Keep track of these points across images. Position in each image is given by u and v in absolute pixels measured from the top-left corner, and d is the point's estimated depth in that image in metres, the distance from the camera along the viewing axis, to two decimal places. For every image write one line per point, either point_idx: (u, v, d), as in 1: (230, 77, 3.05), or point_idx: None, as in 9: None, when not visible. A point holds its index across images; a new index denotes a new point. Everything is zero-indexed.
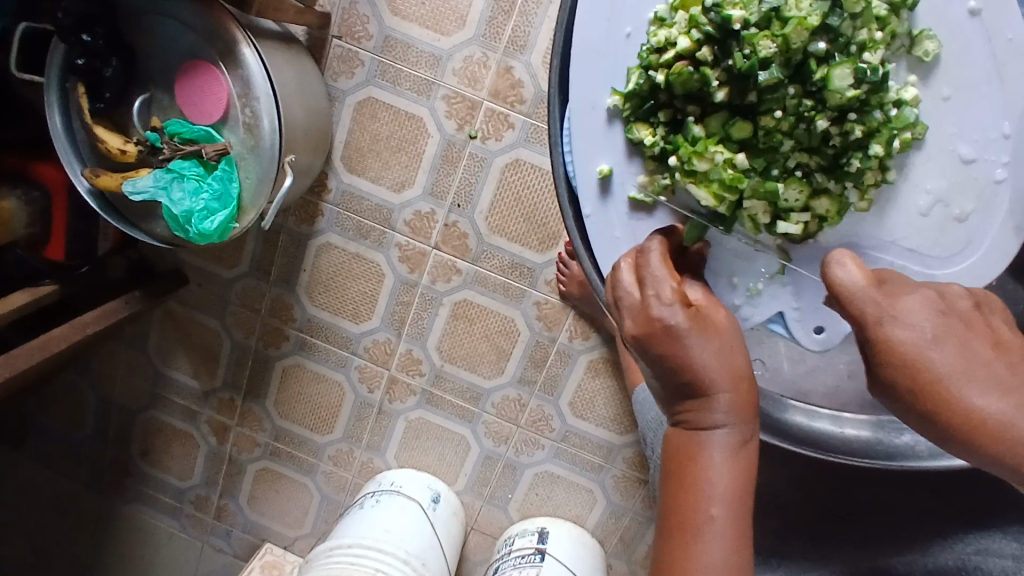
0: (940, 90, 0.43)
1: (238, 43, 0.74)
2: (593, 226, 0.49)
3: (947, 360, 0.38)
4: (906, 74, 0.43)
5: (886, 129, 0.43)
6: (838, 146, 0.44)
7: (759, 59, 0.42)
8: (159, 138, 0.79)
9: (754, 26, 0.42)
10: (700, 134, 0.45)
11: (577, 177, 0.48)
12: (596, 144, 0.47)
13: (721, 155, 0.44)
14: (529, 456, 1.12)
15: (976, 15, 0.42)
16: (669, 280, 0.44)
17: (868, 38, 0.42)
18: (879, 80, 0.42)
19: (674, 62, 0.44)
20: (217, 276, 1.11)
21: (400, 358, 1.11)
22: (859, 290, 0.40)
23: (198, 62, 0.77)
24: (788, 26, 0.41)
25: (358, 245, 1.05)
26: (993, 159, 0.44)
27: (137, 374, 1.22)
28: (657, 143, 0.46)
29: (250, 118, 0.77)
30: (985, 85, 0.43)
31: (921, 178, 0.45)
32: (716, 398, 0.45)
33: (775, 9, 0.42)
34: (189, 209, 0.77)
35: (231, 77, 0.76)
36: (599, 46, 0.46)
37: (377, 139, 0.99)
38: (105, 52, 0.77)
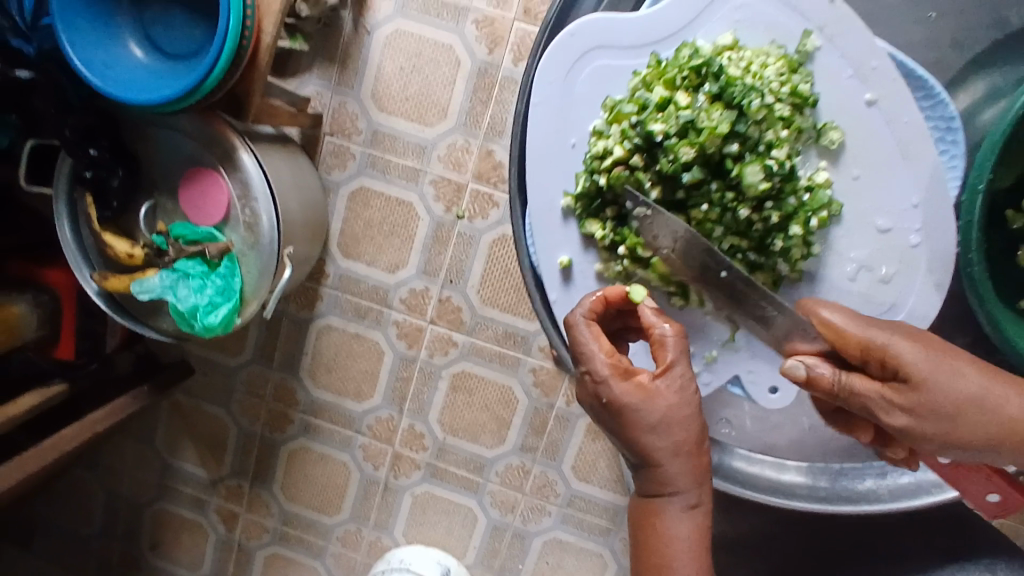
0: (850, 171, 0.54)
1: (237, 150, 0.81)
2: (560, 309, 0.58)
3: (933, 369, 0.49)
4: (817, 160, 0.54)
5: (803, 211, 0.53)
6: (761, 228, 0.54)
7: (681, 163, 0.52)
8: (164, 241, 0.84)
9: (672, 137, 0.52)
10: (644, 226, 0.55)
11: (543, 266, 0.57)
12: (558, 239, 0.57)
13: (663, 243, 0.54)
14: (537, 524, 1.12)
15: (875, 103, 0.52)
16: (599, 354, 0.52)
17: (774, 137, 0.52)
18: (786, 174, 0.52)
19: (613, 168, 0.53)
20: (221, 364, 1.15)
21: (402, 433, 1.13)
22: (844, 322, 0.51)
23: (200, 169, 0.83)
24: (701, 135, 0.51)
25: (358, 325, 1.09)
26: (907, 227, 0.54)
27: (146, 465, 1.24)
28: (607, 236, 0.55)
29: (250, 216, 0.82)
30: (891, 167, 0.53)
31: (847, 249, 0.55)
32: (664, 461, 0.53)
33: (690, 122, 0.51)
34: (195, 305, 0.82)
35: (231, 181, 0.82)
36: (552, 155, 0.56)
37: (371, 225, 1.04)
38: (112, 163, 0.84)
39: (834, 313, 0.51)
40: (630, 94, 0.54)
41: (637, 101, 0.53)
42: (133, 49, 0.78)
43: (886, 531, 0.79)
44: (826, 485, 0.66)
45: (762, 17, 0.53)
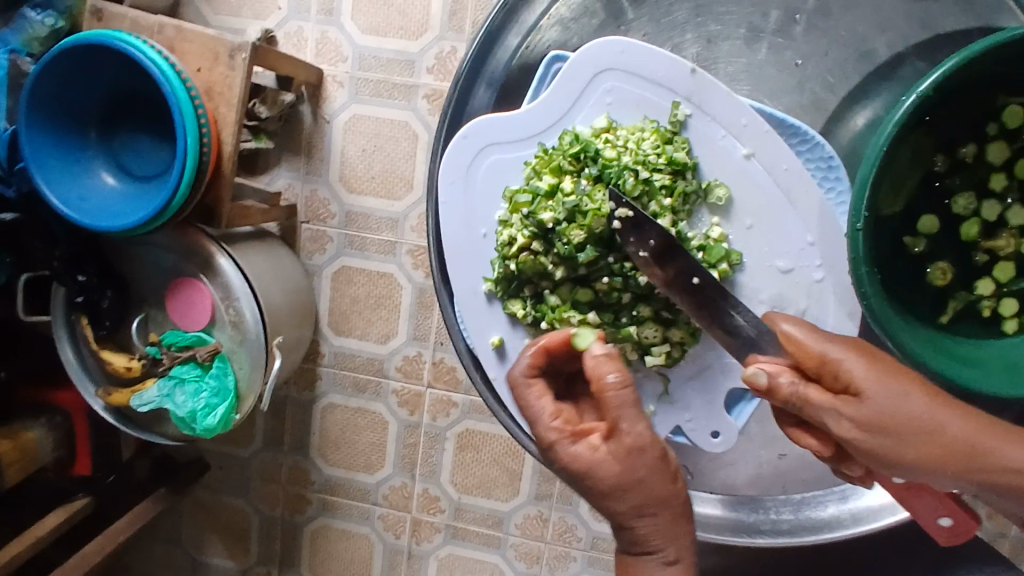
0: (743, 222, 0.63)
1: (215, 256, 0.85)
2: (500, 384, 0.66)
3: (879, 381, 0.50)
4: (710, 217, 0.63)
5: (702, 264, 0.61)
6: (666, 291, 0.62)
7: (574, 244, 0.60)
8: (158, 350, 0.87)
9: (563, 220, 0.60)
10: (556, 302, 0.64)
11: (479, 348, 0.66)
12: (486, 324, 0.65)
13: (576, 317, 0.62)
14: (564, 571, 1.12)
15: (751, 155, 0.62)
16: (542, 408, 0.56)
17: (657, 207, 0.61)
18: (677, 237, 0.61)
19: (520, 254, 0.62)
20: (234, 455, 1.18)
21: (418, 499, 1.14)
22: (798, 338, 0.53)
23: (182, 279, 0.87)
24: (587, 219, 0.59)
25: (359, 399, 1.11)
26: (807, 265, 0.62)
27: (176, 565, 1.26)
28: (529, 314, 0.64)
29: (234, 316, 0.86)
30: (779, 214, 0.62)
31: (755, 292, 0.63)
32: (628, 514, 0.54)
33: (576, 207, 0.60)
34: (193, 409, 0.85)
35: (212, 285, 0.86)
36: (468, 249, 0.65)
37: (357, 301, 1.08)
38: (99, 286, 0.88)
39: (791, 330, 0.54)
40: (526, 183, 0.63)
41: (530, 190, 0.61)
42: (105, 179, 0.83)
43: None
44: (791, 518, 0.71)
45: (633, 102, 0.63)
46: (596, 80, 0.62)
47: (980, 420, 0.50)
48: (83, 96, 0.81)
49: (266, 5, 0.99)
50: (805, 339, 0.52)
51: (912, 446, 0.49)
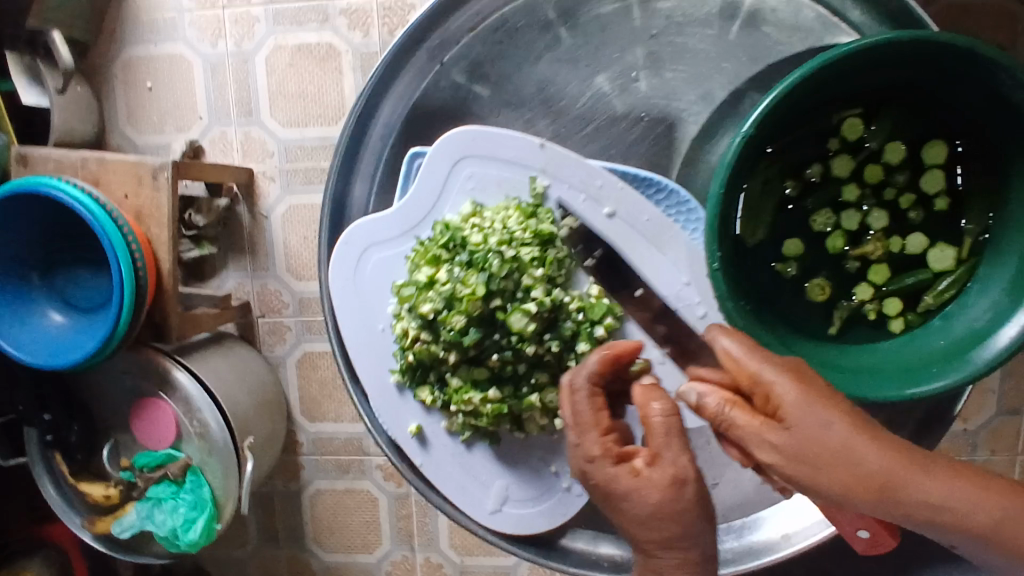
0: (623, 273, 0.68)
1: (170, 371, 0.86)
2: (429, 469, 0.73)
3: (795, 398, 0.53)
4: (587, 277, 0.69)
5: (583, 324, 0.67)
6: (554, 355, 0.67)
7: (457, 329, 0.65)
8: (131, 474, 0.88)
9: (443, 309, 0.65)
10: (458, 385, 0.69)
11: (397, 434, 0.73)
12: (402, 413, 0.73)
13: (477, 396, 0.67)
14: None
15: (613, 214, 0.67)
16: (588, 429, 0.57)
17: (530, 280, 0.65)
18: (555, 303, 0.66)
19: (414, 346, 0.68)
20: (232, 557, 1.17)
21: (421, 568, 1.13)
22: (739, 356, 0.57)
23: (143, 398, 0.87)
24: (464, 304, 0.64)
25: (344, 480, 1.11)
26: (690, 303, 0.67)
27: None
28: (437, 398, 0.70)
29: (199, 426, 0.86)
30: (653, 262, 0.67)
31: (648, 337, 0.69)
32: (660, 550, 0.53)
33: (450, 294, 0.65)
34: (173, 527, 0.86)
35: (172, 400, 0.86)
36: (369, 346, 0.73)
37: (325, 384, 1.08)
38: (66, 420, 0.89)
39: (733, 345, 0.58)
40: (410, 275, 0.69)
41: (413, 283, 0.67)
42: (52, 317, 0.84)
43: None
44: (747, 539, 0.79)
45: (491, 179, 0.69)
46: (455, 167, 0.69)
47: (903, 454, 0.52)
48: (14, 243, 0.82)
49: (187, 116, 1.02)
50: (738, 356, 0.57)
51: (825, 479, 0.52)
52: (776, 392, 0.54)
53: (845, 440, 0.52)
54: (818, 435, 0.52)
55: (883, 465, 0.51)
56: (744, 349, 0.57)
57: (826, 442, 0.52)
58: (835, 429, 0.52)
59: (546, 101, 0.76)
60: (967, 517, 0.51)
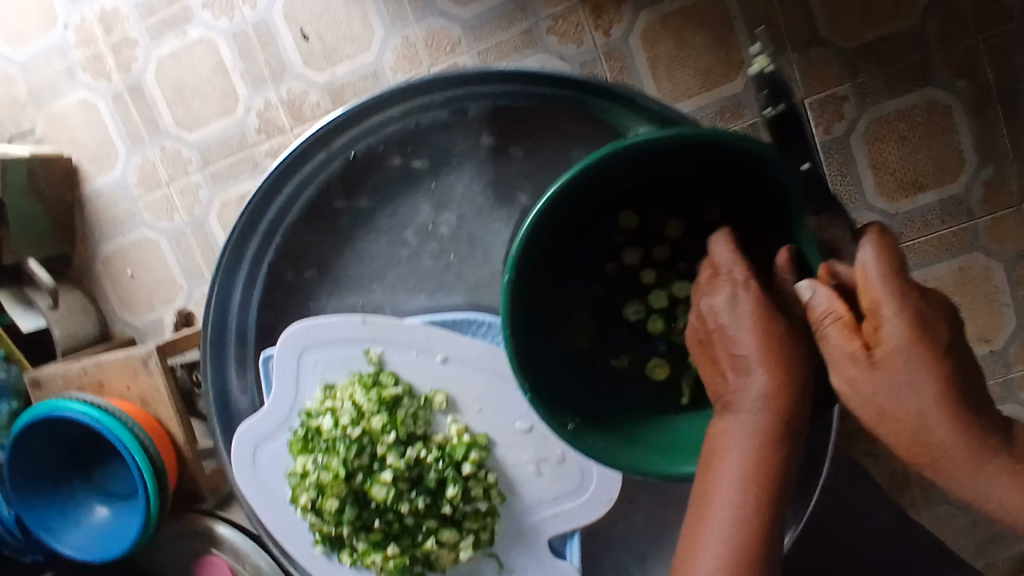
0: (474, 408, 0.66)
1: (215, 526, 0.93)
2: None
3: (903, 350, 0.45)
4: (444, 419, 0.66)
5: (446, 467, 0.65)
6: (431, 504, 0.66)
7: (337, 509, 0.66)
8: None
9: (318, 496, 0.67)
10: (364, 548, 0.68)
11: None
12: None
13: (377, 557, 0.67)
14: None
15: (447, 358, 0.65)
16: (739, 269, 0.54)
17: (383, 443, 0.65)
18: (411, 461, 0.65)
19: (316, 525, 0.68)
20: None
21: None
22: (868, 273, 0.47)
23: (201, 556, 0.95)
24: (333, 488, 0.66)
25: None
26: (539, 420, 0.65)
27: None
28: (354, 557, 0.68)
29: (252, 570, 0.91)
30: (497, 389, 0.65)
31: (519, 459, 0.66)
32: (745, 405, 0.50)
33: (319, 482, 0.66)
34: None
35: (224, 551, 0.93)
36: (285, 527, 0.70)
37: None
38: None
39: (869, 258, 0.47)
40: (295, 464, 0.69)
41: (295, 474, 0.68)
42: (99, 509, 0.94)
43: None
44: None
45: (334, 360, 0.66)
46: (302, 358, 0.66)
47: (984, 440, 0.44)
48: (39, 465, 0.91)
49: (170, 289, 1.10)
50: (877, 278, 0.46)
51: (888, 430, 0.46)
52: (886, 332, 0.45)
53: (919, 414, 0.45)
54: (900, 401, 0.45)
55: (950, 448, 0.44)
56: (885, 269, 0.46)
57: (906, 410, 0.45)
58: (924, 399, 0.44)
59: (367, 269, 0.69)
60: (1009, 517, 0.44)
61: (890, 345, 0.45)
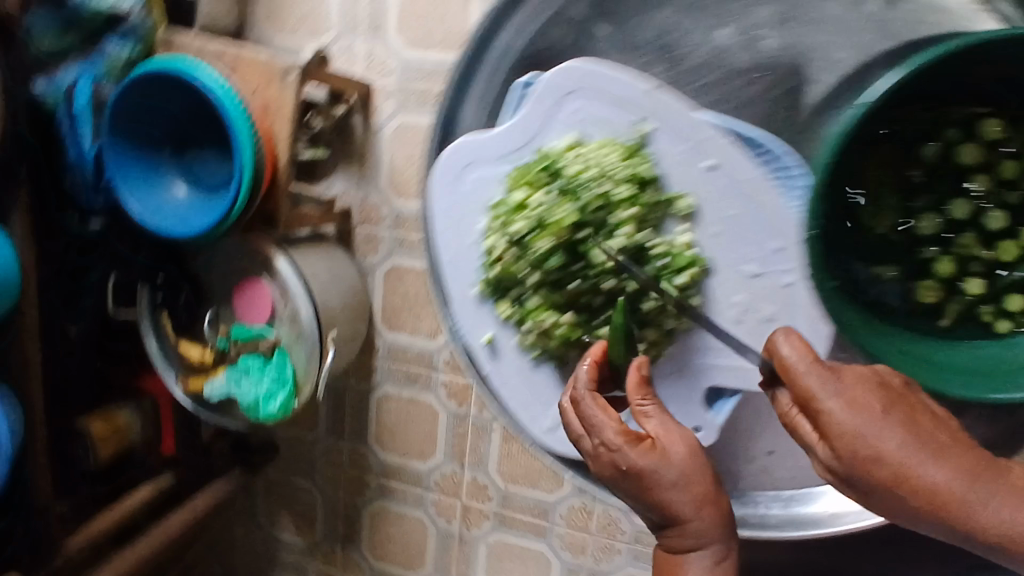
0: (712, 227, 0.69)
1: (274, 257, 0.93)
2: (495, 375, 0.78)
3: (844, 418, 0.53)
4: (676, 225, 0.70)
5: (666, 270, 0.69)
6: (630, 291, 0.70)
7: (543, 252, 0.70)
8: (226, 342, 0.97)
9: (534, 229, 0.71)
10: (535, 304, 0.74)
11: (470, 342, 0.79)
12: (480, 322, 0.78)
13: (551, 317, 0.73)
14: (609, 563, 1.14)
15: (715, 167, 0.68)
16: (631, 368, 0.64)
17: (622, 217, 0.69)
18: (637, 245, 0.69)
19: (499, 269, 0.74)
20: (303, 440, 1.27)
21: (467, 487, 1.20)
22: (793, 364, 0.56)
23: (247, 278, 0.96)
24: (551, 228, 0.70)
25: (411, 390, 1.18)
26: (778, 270, 0.67)
27: (252, 540, 1.37)
28: (512, 315, 0.76)
29: (292, 312, 0.93)
30: (747, 212, 0.68)
31: (728, 294, 0.69)
32: (668, 453, 0.60)
33: (541, 219, 0.71)
34: (257, 396, 0.94)
35: (270, 283, 0.94)
36: (465, 258, 0.78)
37: (407, 298, 1.13)
38: (175, 285, 1.00)
39: (790, 352, 0.57)
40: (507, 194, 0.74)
41: (507, 203, 0.73)
42: (179, 189, 0.93)
43: None
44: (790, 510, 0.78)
45: (596, 118, 0.72)
46: (564, 100, 0.72)
47: (941, 441, 0.53)
48: (150, 121, 0.91)
49: (321, 23, 1.07)
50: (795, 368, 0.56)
51: (852, 460, 0.53)
52: (828, 411, 0.54)
53: (901, 454, 0.52)
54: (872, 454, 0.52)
55: (929, 482, 0.51)
56: (803, 358, 0.56)
57: (892, 461, 0.52)
58: (890, 444, 0.52)
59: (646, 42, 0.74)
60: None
61: (834, 420, 0.53)
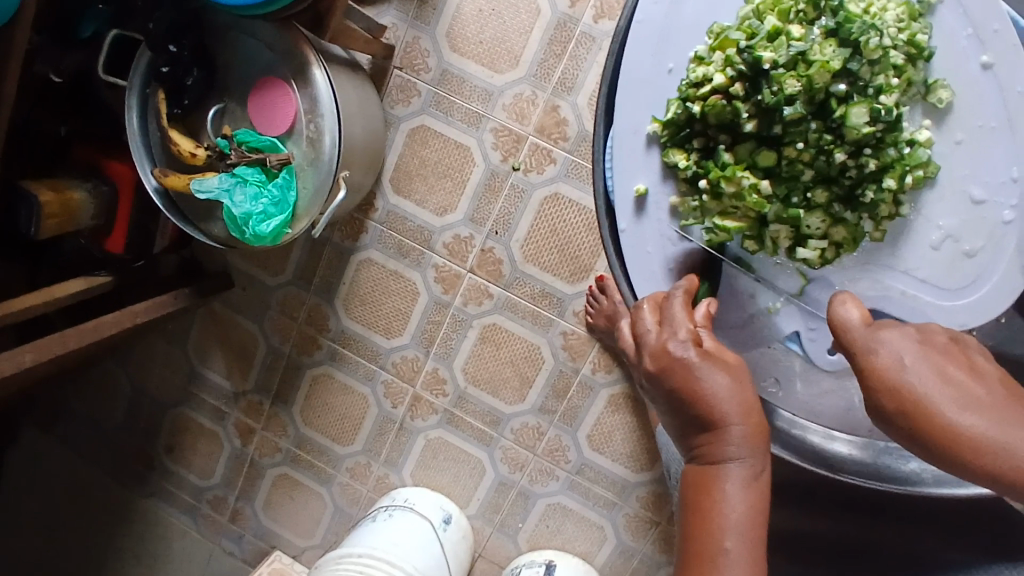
0: (953, 135, 0.50)
1: (310, 64, 0.81)
2: (627, 239, 0.57)
3: (917, 380, 0.42)
4: (921, 118, 0.50)
5: (899, 166, 0.49)
6: (854, 178, 0.50)
7: (785, 96, 0.48)
8: (228, 145, 0.85)
9: (782, 66, 0.48)
10: (729, 161, 0.51)
11: (616, 192, 0.56)
12: (635, 166, 0.55)
13: (747, 180, 0.50)
14: (543, 486, 1.13)
15: (991, 69, 0.48)
16: (685, 321, 0.52)
17: (885, 83, 0.48)
18: (891, 121, 0.48)
19: (709, 96, 0.50)
20: (262, 281, 1.17)
21: (425, 375, 1.14)
22: (849, 325, 0.47)
23: (272, 79, 0.83)
24: (812, 68, 0.47)
25: (398, 263, 1.10)
26: (1002, 202, 0.50)
27: (174, 370, 1.27)
28: (690, 167, 0.53)
29: (314, 132, 0.83)
30: (995, 131, 0.49)
31: (934, 215, 0.51)
32: (729, 430, 0.50)
33: (802, 53, 0.47)
34: (249, 212, 0.83)
35: (300, 94, 0.83)
36: (644, 76, 0.53)
37: (425, 164, 1.05)
38: (188, 62, 0.84)
39: (852, 314, 0.47)
40: (739, 22, 0.51)
41: (749, 30, 0.49)
42: None
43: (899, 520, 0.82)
44: (869, 459, 0.65)
45: None
46: None
47: (983, 393, 0.41)
48: None
49: None
50: (852, 328, 0.47)
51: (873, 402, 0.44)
52: (886, 373, 0.43)
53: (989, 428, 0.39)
54: (948, 427, 0.40)
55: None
56: (863, 319, 0.47)
57: (969, 434, 0.39)
58: (975, 418, 0.40)
59: None
60: None
61: (901, 385, 0.42)
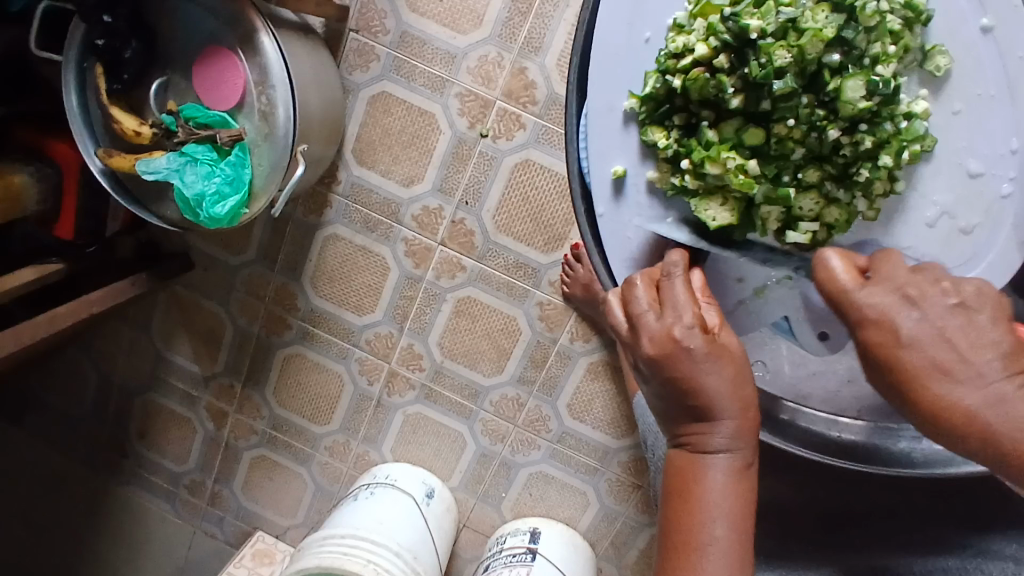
0: (951, 105, 0.47)
1: (257, 31, 0.75)
2: (605, 226, 0.54)
3: (921, 350, 0.42)
4: (918, 87, 0.47)
5: (894, 139, 0.47)
6: (848, 155, 0.48)
7: (774, 68, 0.45)
8: (174, 121, 0.79)
9: (771, 35, 0.46)
10: (714, 139, 0.49)
11: (593, 175, 0.53)
12: (611, 146, 0.52)
13: (733, 160, 0.48)
14: (525, 456, 1.13)
15: (990, 33, 0.46)
16: (691, 307, 0.48)
17: (882, 51, 0.46)
18: (885, 93, 0.46)
19: (691, 68, 0.48)
20: (223, 261, 1.12)
21: (400, 352, 1.12)
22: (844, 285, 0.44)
23: (216, 48, 0.77)
24: (804, 37, 0.45)
25: (366, 237, 1.06)
26: (1000, 174, 0.48)
27: (138, 356, 1.22)
28: (670, 146, 0.50)
29: (266, 105, 0.77)
30: (995, 101, 0.46)
31: (930, 191, 0.49)
32: (722, 424, 0.48)
33: (792, 21, 0.45)
34: (201, 192, 0.78)
35: (248, 64, 0.77)
36: (619, 49, 0.50)
37: (388, 134, 1.00)
38: (125, 33, 0.78)
39: (841, 271, 0.45)
40: None
41: None
42: None
43: (880, 484, 0.83)
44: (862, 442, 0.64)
45: None
46: None
47: (968, 359, 0.42)
48: None
49: None
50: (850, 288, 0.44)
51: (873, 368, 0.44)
52: (888, 338, 0.43)
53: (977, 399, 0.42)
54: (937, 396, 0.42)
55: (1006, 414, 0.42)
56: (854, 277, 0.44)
57: (955, 403, 0.42)
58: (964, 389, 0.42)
59: None
60: None
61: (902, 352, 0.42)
